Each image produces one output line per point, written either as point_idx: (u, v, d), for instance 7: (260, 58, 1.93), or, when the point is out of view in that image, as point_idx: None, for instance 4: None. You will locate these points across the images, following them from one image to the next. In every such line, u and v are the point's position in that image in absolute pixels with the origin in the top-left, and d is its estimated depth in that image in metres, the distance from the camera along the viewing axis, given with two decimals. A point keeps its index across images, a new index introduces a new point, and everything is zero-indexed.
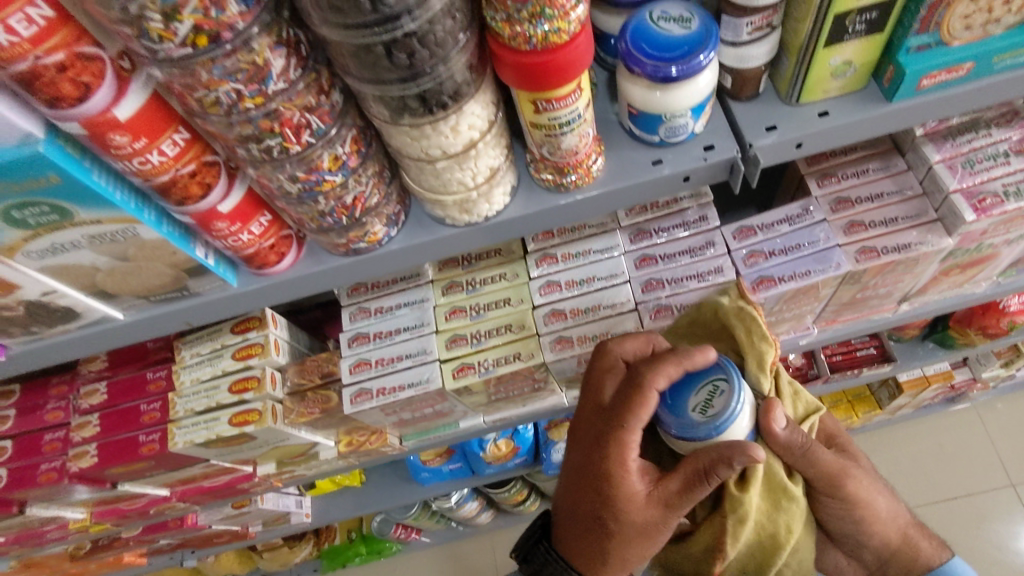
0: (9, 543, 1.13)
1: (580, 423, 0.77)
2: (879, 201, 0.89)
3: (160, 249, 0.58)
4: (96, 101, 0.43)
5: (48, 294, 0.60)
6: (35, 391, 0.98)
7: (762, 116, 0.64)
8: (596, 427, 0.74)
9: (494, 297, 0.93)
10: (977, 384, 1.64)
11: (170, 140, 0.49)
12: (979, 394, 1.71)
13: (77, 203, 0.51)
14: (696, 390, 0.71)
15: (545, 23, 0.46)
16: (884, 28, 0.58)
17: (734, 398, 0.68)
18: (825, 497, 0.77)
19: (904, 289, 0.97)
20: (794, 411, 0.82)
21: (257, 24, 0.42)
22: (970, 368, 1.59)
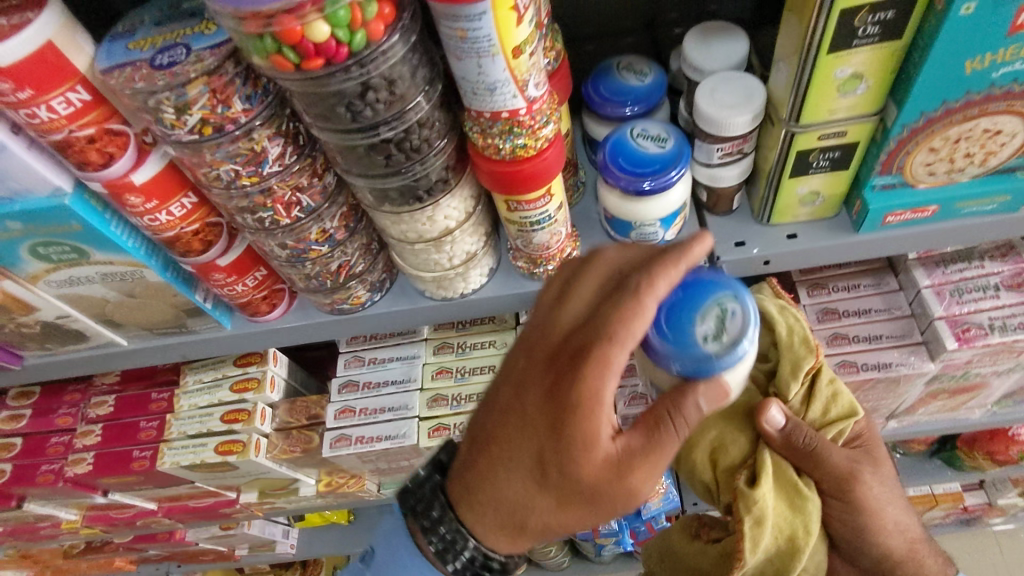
0: (6, 533, 1.20)
1: (528, 355, 0.57)
2: (866, 316, 0.90)
3: (163, 291, 0.64)
4: (118, 167, 0.50)
5: (63, 317, 0.67)
6: (51, 394, 1.06)
7: (733, 232, 0.68)
8: (554, 366, 0.54)
9: (480, 363, 0.97)
10: (992, 511, 1.57)
11: (178, 203, 0.55)
12: (994, 520, 1.63)
13: (93, 246, 0.58)
14: (702, 314, 0.55)
15: (514, 139, 0.51)
16: (849, 166, 0.61)
17: (750, 319, 0.55)
18: (831, 497, 0.75)
19: (890, 406, 0.96)
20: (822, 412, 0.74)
21: (258, 119, 0.48)
22: (984, 493, 1.53)
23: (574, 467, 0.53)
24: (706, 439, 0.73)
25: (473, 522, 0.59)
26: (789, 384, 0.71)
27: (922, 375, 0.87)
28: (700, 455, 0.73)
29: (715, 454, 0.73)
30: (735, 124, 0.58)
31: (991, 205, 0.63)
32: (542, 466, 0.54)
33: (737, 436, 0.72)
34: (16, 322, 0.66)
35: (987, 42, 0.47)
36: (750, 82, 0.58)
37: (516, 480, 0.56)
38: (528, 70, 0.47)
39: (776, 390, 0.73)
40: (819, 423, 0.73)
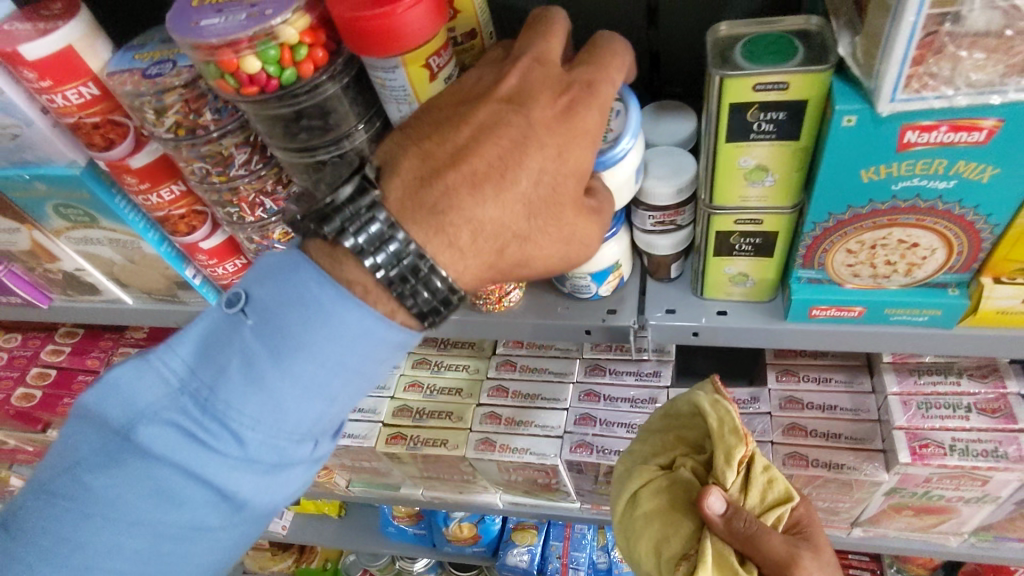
0: (35, 453, 1.36)
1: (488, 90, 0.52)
2: (829, 412, 0.88)
3: (157, 262, 0.75)
4: (116, 152, 0.60)
5: (80, 270, 0.79)
6: (90, 338, 1.21)
7: (668, 299, 0.71)
8: (502, 107, 0.51)
9: (450, 383, 1.04)
10: None
11: (168, 189, 0.65)
12: None
13: (101, 214, 0.69)
14: None
15: None
16: (774, 254, 0.62)
17: (631, 120, 0.57)
18: None
19: (850, 511, 0.93)
20: (760, 500, 0.75)
21: (226, 129, 0.57)
22: None
23: (535, 229, 0.52)
24: (654, 530, 0.78)
25: (415, 238, 0.49)
26: (723, 471, 0.74)
27: (877, 485, 0.84)
28: (647, 545, 0.78)
29: (661, 541, 0.78)
30: (660, 194, 0.62)
31: (920, 317, 0.62)
32: (476, 182, 0.49)
33: (680, 525, 0.76)
34: (44, 267, 0.79)
35: (876, 155, 0.49)
36: (684, 159, 0.62)
37: (455, 192, 0.49)
38: None
39: (714, 480, 0.75)
40: (760, 511, 0.74)
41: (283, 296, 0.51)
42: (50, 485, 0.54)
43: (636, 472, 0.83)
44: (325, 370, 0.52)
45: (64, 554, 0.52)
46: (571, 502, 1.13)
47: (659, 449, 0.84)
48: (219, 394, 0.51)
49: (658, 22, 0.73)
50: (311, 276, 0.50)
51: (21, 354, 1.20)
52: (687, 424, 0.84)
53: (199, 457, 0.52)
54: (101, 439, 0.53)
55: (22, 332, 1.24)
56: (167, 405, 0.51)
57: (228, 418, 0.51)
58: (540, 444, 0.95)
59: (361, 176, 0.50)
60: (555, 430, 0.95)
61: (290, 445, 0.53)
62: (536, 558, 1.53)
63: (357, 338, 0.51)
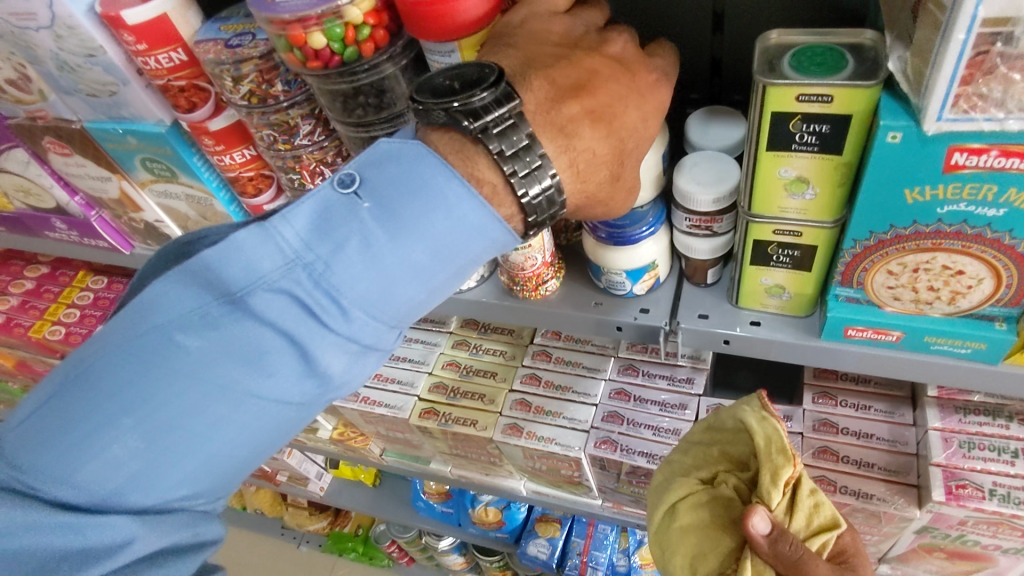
0: None
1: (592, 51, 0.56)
2: (863, 440, 0.86)
3: (225, 220, 0.81)
4: (197, 115, 0.66)
5: (159, 222, 0.86)
6: None
7: (702, 304, 0.71)
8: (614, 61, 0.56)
9: (486, 367, 1.07)
10: None
11: (240, 152, 0.71)
12: None
13: (180, 170, 0.75)
14: None
15: None
16: (812, 269, 0.62)
17: None
18: None
19: (877, 545, 0.90)
20: (804, 524, 0.69)
21: (295, 99, 0.62)
22: None
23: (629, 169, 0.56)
24: (691, 545, 0.74)
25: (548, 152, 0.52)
26: (767, 489, 0.68)
27: (907, 520, 0.81)
28: (682, 558, 0.74)
29: (697, 557, 0.73)
30: (699, 200, 0.62)
31: (964, 349, 0.60)
32: (594, 118, 0.53)
33: (718, 541, 0.72)
34: (128, 216, 0.87)
35: (921, 176, 0.48)
36: (728, 166, 0.62)
37: (577, 120, 0.52)
38: None
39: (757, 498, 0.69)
40: (805, 535, 0.69)
41: (407, 178, 0.50)
42: (128, 346, 0.50)
43: (675, 484, 0.79)
44: (436, 256, 0.52)
45: (142, 413, 0.49)
46: (593, 499, 1.14)
47: (701, 463, 0.80)
48: (336, 267, 0.49)
49: (721, 29, 0.73)
50: (433, 166, 0.51)
51: (105, 296, 1.31)
52: (731, 439, 0.79)
53: (310, 327, 0.50)
54: (201, 301, 0.50)
55: (108, 276, 1.35)
56: (280, 275, 0.49)
57: (341, 294, 0.50)
58: (566, 436, 0.96)
59: (504, 82, 0.50)
60: (582, 424, 0.97)
61: (381, 330, 0.53)
62: (557, 551, 1.56)
63: (469, 232, 0.52)
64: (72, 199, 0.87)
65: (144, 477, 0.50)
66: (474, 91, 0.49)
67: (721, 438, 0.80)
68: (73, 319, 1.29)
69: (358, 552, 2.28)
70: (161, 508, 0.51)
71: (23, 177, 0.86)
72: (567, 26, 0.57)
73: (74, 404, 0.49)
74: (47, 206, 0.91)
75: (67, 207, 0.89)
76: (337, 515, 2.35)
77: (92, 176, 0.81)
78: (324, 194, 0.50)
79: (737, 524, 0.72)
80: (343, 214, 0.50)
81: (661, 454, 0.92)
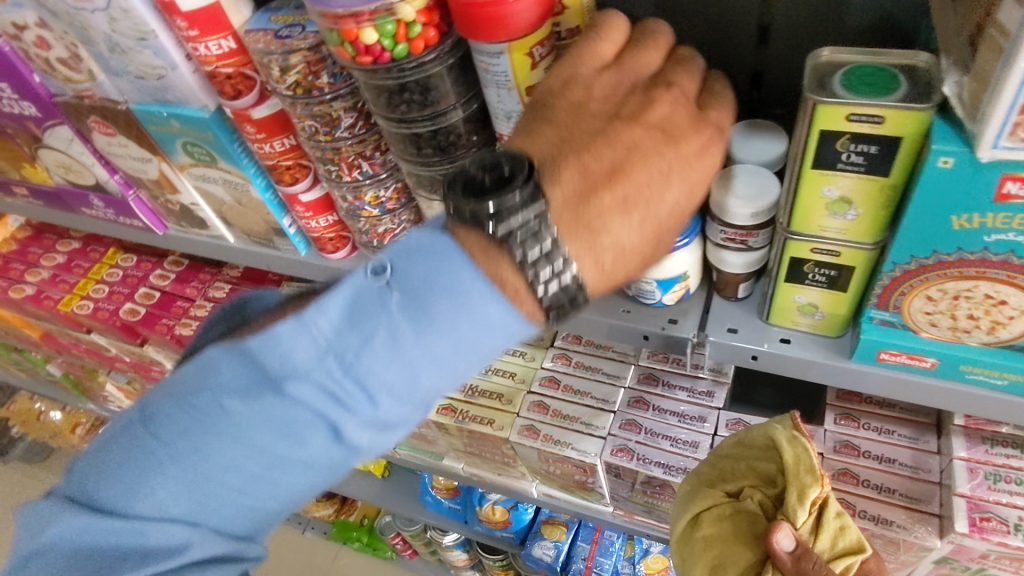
0: (130, 364, 1.50)
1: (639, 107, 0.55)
2: (885, 465, 0.85)
3: (260, 207, 0.82)
4: (241, 102, 0.67)
5: (194, 205, 0.87)
6: (192, 270, 1.32)
7: (732, 318, 0.70)
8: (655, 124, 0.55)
9: (505, 367, 1.07)
10: None
11: (280, 141, 0.71)
12: None
13: (220, 156, 0.76)
14: None
15: None
16: (848, 289, 0.61)
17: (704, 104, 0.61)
18: None
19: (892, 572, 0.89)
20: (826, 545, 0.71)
21: (340, 92, 0.63)
22: None
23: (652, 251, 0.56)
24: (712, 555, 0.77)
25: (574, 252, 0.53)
26: (794, 509, 0.71)
27: (926, 550, 0.80)
28: (704, 566, 0.77)
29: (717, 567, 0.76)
30: (737, 214, 0.62)
31: (1000, 379, 0.59)
32: (626, 207, 0.53)
33: (739, 554, 0.74)
34: (166, 197, 0.88)
35: (970, 202, 0.47)
36: (767, 180, 0.62)
37: (608, 215, 0.53)
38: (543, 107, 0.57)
39: (783, 516, 0.72)
40: (829, 556, 0.71)
41: (435, 279, 0.51)
42: (189, 396, 0.53)
43: (700, 495, 0.81)
44: (460, 348, 0.52)
45: (192, 461, 0.53)
46: (605, 506, 1.14)
47: (728, 476, 0.82)
48: (363, 361, 0.51)
49: (764, 42, 0.72)
50: (457, 259, 0.51)
51: (133, 274, 1.33)
52: (758, 456, 0.80)
53: (335, 411, 0.52)
54: (246, 377, 0.52)
55: (137, 255, 1.37)
56: (312, 365, 0.51)
57: (367, 383, 0.51)
58: (582, 441, 0.96)
59: (533, 175, 0.52)
60: (600, 431, 0.96)
61: (406, 414, 0.54)
62: (561, 554, 1.55)
63: (493, 328, 0.52)
64: (111, 178, 0.88)
65: (189, 518, 0.54)
66: (509, 191, 0.51)
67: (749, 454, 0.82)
68: (102, 295, 1.31)
69: (362, 542, 2.30)
70: (215, 527, 0.56)
71: (66, 154, 0.87)
72: (614, 81, 0.57)
73: (136, 448, 0.54)
74: (86, 183, 0.92)
75: (106, 185, 0.90)
76: (343, 504, 2.37)
77: (133, 156, 0.82)
78: (360, 281, 0.51)
79: (759, 539, 0.74)
80: (380, 304, 0.51)
81: (678, 466, 0.92)
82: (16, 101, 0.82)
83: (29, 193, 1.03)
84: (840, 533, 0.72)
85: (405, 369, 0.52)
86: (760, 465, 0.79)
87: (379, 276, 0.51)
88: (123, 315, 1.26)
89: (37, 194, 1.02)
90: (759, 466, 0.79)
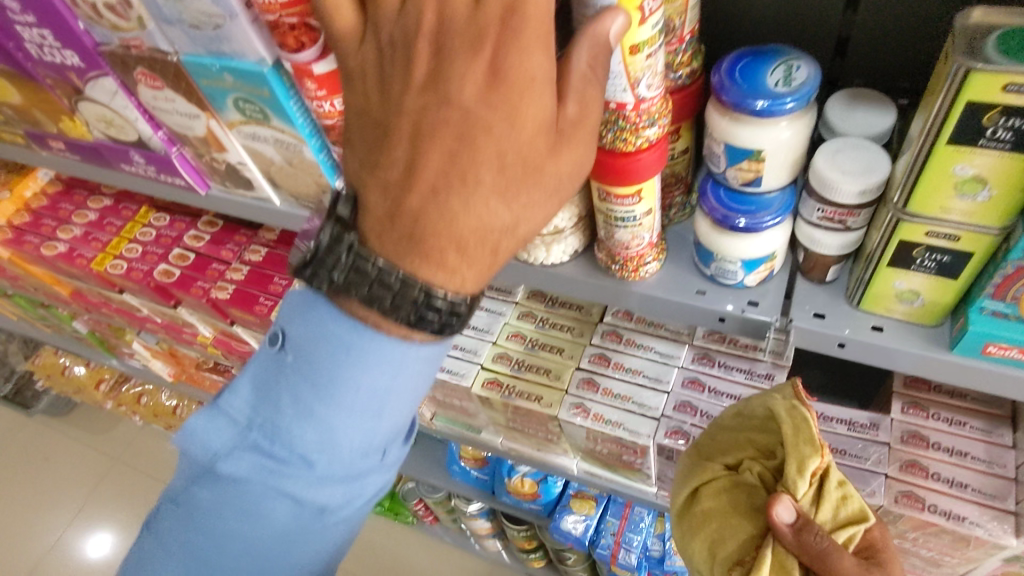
0: (161, 325, 1.48)
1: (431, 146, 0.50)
2: (957, 458, 0.81)
3: (312, 169, 0.78)
4: (304, 56, 0.62)
5: (241, 164, 0.83)
6: (227, 232, 1.28)
7: (818, 302, 0.66)
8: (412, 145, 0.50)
9: (553, 342, 1.03)
10: None
11: (341, 100, 0.67)
12: None
13: (274, 113, 0.71)
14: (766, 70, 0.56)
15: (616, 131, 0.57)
16: (958, 276, 0.56)
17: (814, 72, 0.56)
18: None
19: (954, 566, 0.86)
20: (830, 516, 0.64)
21: None
22: None
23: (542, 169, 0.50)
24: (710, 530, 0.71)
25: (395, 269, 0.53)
26: (791, 476, 0.64)
27: (999, 548, 0.77)
28: (701, 543, 0.71)
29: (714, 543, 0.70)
30: (842, 191, 0.57)
31: None
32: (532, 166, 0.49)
33: (736, 527, 0.68)
34: (211, 156, 0.84)
35: None
36: (876, 156, 0.57)
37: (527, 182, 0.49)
38: (642, 70, 0.53)
39: (783, 487, 0.65)
40: (831, 528, 0.64)
41: (321, 341, 0.58)
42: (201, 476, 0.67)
43: (699, 469, 0.76)
44: (367, 409, 0.61)
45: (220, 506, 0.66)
46: (648, 485, 1.11)
47: (727, 448, 0.76)
48: (281, 429, 0.61)
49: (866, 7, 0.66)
50: (329, 315, 0.57)
51: (167, 234, 1.30)
52: (758, 428, 0.74)
53: (277, 469, 0.63)
54: (222, 421, 0.64)
55: (170, 214, 1.34)
56: (239, 440, 0.64)
57: (292, 445, 0.62)
58: (634, 421, 0.93)
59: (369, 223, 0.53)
60: (653, 412, 0.93)
61: (365, 465, 0.64)
62: (590, 529, 1.54)
63: (395, 378, 0.59)
64: (154, 133, 0.84)
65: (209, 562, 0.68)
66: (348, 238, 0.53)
67: (749, 426, 0.76)
68: (135, 254, 1.28)
69: (384, 507, 2.31)
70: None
71: (108, 107, 0.83)
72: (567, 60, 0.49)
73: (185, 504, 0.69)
74: (128, 139, 0.88)
75: (149, 141, 0.86)
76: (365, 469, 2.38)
77: (180, 112, 0.78)
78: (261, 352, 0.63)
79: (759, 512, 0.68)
80: (308, 323, 0.59)
81: None
82: (57, 49, 0.77)
83: (65, 147, 1.00)
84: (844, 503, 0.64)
85: (326, 429, 0.61)
86: (759, 437, 0.74)
87: (273, 343, 0.61)
88: (157, 277, 1.23)
89: (74, 149, 0.99)
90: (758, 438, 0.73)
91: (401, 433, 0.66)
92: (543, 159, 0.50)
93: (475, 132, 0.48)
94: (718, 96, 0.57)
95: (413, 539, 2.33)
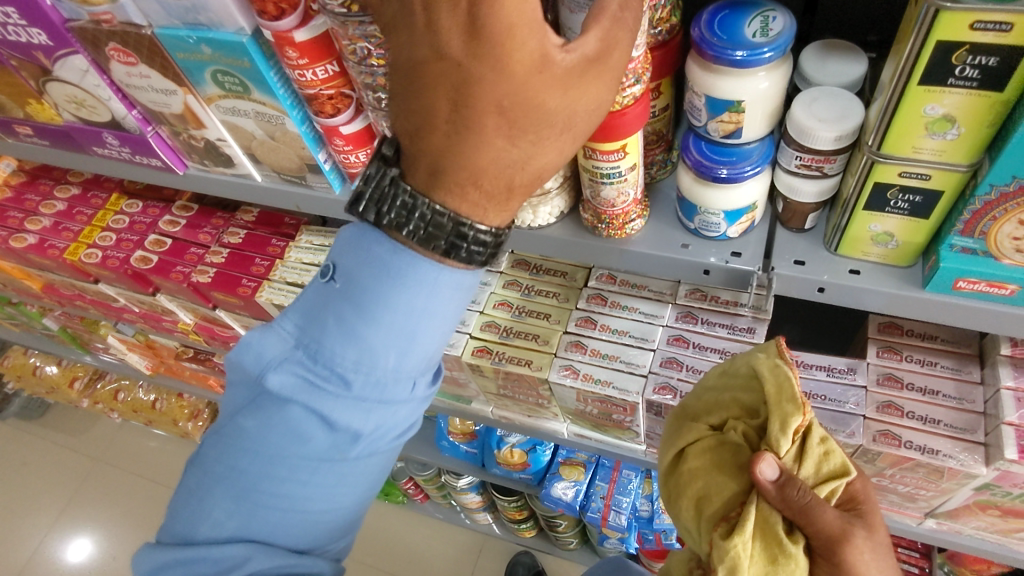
0: (139, 315, 1.46)
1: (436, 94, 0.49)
2: (929, 397, 0.86)
3: (295, 141, 0.77)
4: (284, 23, 0.62)
5: (221, 141, 0.82)
6: (204, 215, 1.27)
7: (797, 250, 0.69)
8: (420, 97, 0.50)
9: (539, 308, 1.05)
10: None
11: (323, 68, 0.67)
12: None
13: (255, 85, 0.71)
14: (746, 22, 0.57)
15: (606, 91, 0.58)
16: (929, 216, 0.59)
17: (790, 22, 0.57)
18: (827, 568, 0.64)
19: (929, 499, 0.91)
20: (813, 472, 0.67)
21: None
22: None
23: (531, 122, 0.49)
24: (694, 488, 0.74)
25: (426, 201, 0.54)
26: (774, 439, 0.66)
27: (971, 477, 0.81)
28: (687, 500, 0.73)
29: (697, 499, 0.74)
30: (819, 137, 0.59)
31: None
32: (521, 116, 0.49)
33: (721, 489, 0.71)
34: (189, 133, 0.83)
35: None
36: (850, 102, 0.59)
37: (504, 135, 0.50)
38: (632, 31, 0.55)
39: (767, 445, 0.68)
40: (813, 483, 0.66)
41: (367, 264, 0.59)
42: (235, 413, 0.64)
43: (685, 429, 0.78)
44: (405, 332, 0.61)
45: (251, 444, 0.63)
46: (637, 444, 1.14)
47: (712, 408, 0.78)
48: (326, 347, 0.61)
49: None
50: (375, 240, 0.59)
51: (141, 220, 1.28)
52: (744, 387, 0.76)
53: (319, 394, 0.62)
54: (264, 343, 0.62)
55: (143, 200, 1.31)
56: (287, 357, 0.62)
57: (337, 365, 0.61)
58: (623, 379, 0.96)
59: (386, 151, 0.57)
60: (641, 369, 0.96)
61: (401, 393, 0.64)
62: (581, 494, 1.56)
63: (434, 299, 0.60)
64: (129, 112, 0.83)
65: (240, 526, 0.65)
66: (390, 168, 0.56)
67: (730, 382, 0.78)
68: (109, 243, 1.25)
69: None
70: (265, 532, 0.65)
71: (79, 87, 0.82)
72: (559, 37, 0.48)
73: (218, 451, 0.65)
74: (101, 120, 0.86)
75: (123, 121, 0.85)
76: None
77: (155, 88, 0.77)
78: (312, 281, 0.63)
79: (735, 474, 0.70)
80: (365, 254, 0.59)
81: None
82: (23, 27, 0.75)
83: (33, 132, 0.97)
84: (827, 458, 0.67)
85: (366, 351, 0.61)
86: (745, 395, 0.75)
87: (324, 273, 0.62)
88: (135, 263, 1.21)
89: (43, 133, 0.96)
90: (742, 398, 0.75)
91: (431, 367, 0.66)
92: (546, 96, 0.49)
93: (464, 114, 0.49)
94: (700, 50, 0.58)
95: (404, 517, 2.36)
